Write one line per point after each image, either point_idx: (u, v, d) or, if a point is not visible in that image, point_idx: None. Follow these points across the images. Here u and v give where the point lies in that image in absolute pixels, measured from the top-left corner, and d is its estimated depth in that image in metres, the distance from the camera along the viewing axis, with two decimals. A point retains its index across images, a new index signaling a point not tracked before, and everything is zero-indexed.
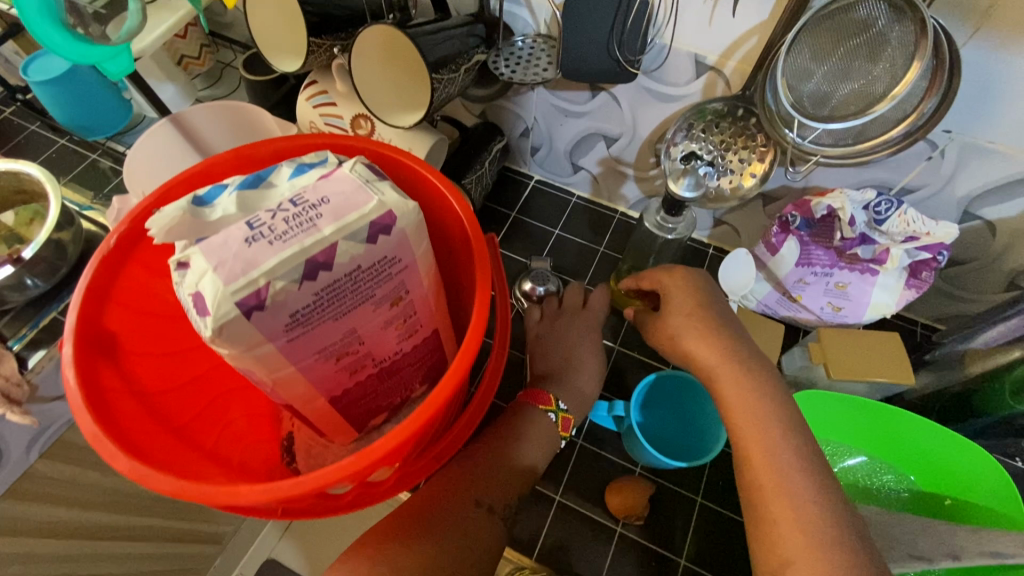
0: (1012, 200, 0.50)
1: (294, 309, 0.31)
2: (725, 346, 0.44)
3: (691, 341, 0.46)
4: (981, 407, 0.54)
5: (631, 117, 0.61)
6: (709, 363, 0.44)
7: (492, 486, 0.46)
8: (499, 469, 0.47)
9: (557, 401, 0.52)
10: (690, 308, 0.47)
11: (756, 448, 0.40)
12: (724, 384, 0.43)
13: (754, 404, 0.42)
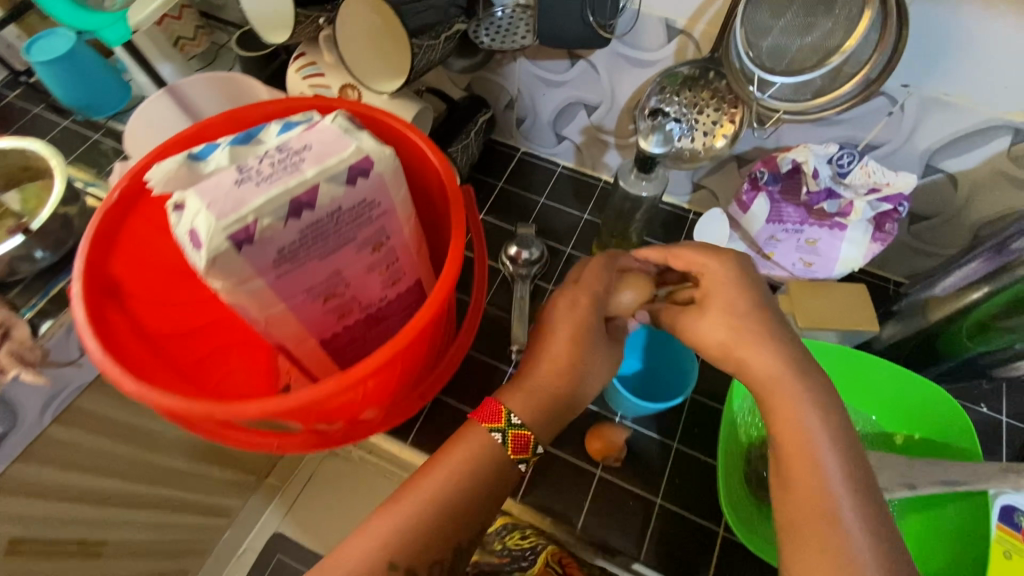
0: (971, 152, 0.52)
1: (281, 244, 0.34)
2: (774, 353, 0.42)
3: (741, 348, 0.43)
4: (944, 352, 0.56)
5: (609, 84, 0.64)
6: (766, 374, 0.42)
7: (416, 548, 0.41)
8: (430, 522, 0.42)
9: (506, 416, 0.45)
10: (736, 310, 0.44)
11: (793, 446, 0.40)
12: (772, 389, 0.42)
13: (798, 410, 0.41)
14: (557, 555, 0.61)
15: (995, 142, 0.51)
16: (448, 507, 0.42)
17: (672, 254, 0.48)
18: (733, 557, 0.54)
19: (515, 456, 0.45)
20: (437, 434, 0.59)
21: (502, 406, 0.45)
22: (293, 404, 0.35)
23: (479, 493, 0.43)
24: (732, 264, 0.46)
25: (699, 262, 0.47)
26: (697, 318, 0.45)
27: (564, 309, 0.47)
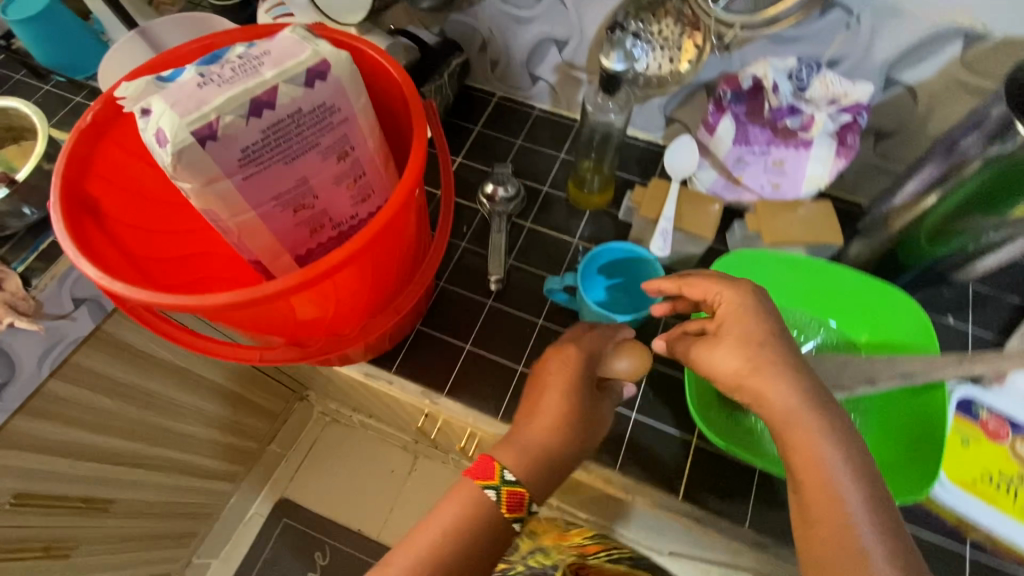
0: (926, 62, 0.53)
1: (245, 144, 0.35)
2: (798, 389, 0.40)
3: (755, 377, 0.41)
4: (906, 262, 0.60)
5: (576, 17, 0.64)
6: (785, 409, 0.39)
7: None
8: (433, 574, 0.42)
9: (501, 472, 0.46)
10: (753, 339, 0.42)
11: (818, 483, 0.37)
12: (790, 426, 0.39)
13: (820, 454, 0.38)
14: (574, 566, 0.66)
15: (949, 49, 0.51)
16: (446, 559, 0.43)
17: (687, 283, 0.47)
18: (707, 464, 0.56)
19: (509, 513, 0.46)
20: (420, 363, 0.61)
21: (498, 463, 0.47)
22: (264, 294, 0.38)
23: (479, 541, 0.44)
24: (747, 294, 0.44)
25: (712, 294, 0.46)
26: (709, 348, 0.43)
27: (564, 367, 0.52)
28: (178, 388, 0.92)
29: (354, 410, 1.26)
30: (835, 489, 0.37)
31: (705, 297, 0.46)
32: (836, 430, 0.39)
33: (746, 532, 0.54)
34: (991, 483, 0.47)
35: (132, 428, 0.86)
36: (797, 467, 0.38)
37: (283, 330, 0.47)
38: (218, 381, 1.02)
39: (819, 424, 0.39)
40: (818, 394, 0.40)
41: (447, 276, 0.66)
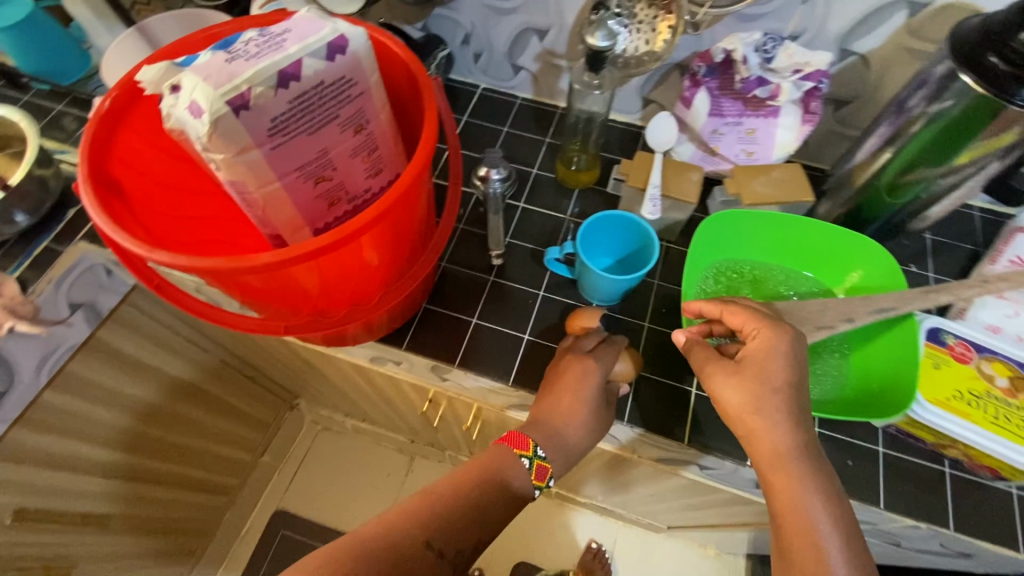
0: (876, 30, 0.59)
1: (274, 114, 0.37)
2: (794, 436, 0.44)
3: (756, 415, 0.45)
4: (870, 217, 0.66)
5: (556, 5, 0.69)
6: (773, 452, 0.44)
7: (450, 532, 0.47)
8: (461, 517, 0.48)
9: (534, 447, 0.54)
10: (768, 384, 0.45)
11: (798, 522, 0.43)
12: (777, 469, 0.44)
13: (801, 495, 0.43)
14: None
15: (894, 18, 0.58)
16: (475, 509, 0.49)
17: (728, 311, 0.50)
18: (706, 411, 0.60)
19: (534, 481, 0.54)
20: (430, 338, 0.64)
21: (532, 440, 0.54)
22: (296, 254, 0.41)
23: (502, 503, 0.51)
24: (781, 336, 0.46)
25: (749, 328, 0.48)
26: (724, 375, 0.47)
27: (583, 380, 0.55)
28: (181, 401, 0.90)
29: (348, 414, 1.26)
30: (813, 525, 0.43)
31: (742, 328, 0.48)
32: (816, 475, 0.44)
33: (747, 469, 0.59)
34: (963, 400, 0.52)
35: (137, 441, 0.84)
36: (779, 508, 0.44)
37: (308, 297, 0.50)
38: (215, 391, 0.98)
39: (803, 468, 0.44)
40: (808, 441, 0.45)
41: (448, 256, 0.69)
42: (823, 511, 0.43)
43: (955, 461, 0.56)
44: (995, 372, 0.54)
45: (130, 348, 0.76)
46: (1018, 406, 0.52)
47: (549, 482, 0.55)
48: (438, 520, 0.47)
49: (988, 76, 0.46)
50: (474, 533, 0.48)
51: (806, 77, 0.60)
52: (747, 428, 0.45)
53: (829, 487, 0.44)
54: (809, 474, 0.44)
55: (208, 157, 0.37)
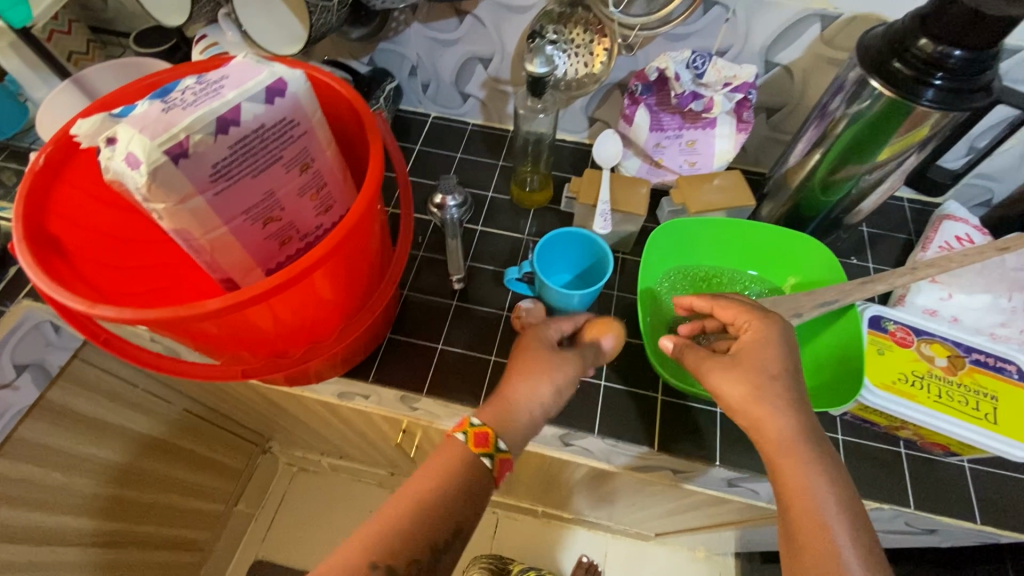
0: (795, 42, 0.63)
1: (215, 160, 0.38)
2: (797, 421, 0.45)
3: (758, 406, 0.46)
4: (809, 215, 0.69)
5: (497, 34, 0.71)
6: (780, 437, 0.45)
7: (396, 546, 0.41)
8: (418, 516, 0.43)
9: (469, 419, 0.48)
10: (766, 371, 0.47)
11: (806, 503, 0.43)
12: (783, 454, 0.45)
13: (806, 478, 0.44)
14: None
15: (810, 31, 0.62)
16: (432, 502, 0.44)
17: (719, 304, 0.53)
18: (673, 415, 0.61)
19: (480, 451, 0.47)
20: (395, 367, 0.63)
21: (468, 414, 0.49)
22: (251, 295, 0.41)
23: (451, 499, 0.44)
24: (774, 323, 0.50)
25: (740, 320, 0.51)
26: (725, 371, 0.48)
27: (534, 340, 0.54)
28: (144, 456, 0.87)
29: (324, 453, 1.23)
30: (818, 509, 0.42)
31: (733, 321, 0.52)
32: (821, 457, 0.44)
33: (718, 469, 0.60)
34: (908, 381, 0.55)
35: (98, 502, 0.81)
36: (787, 494, 0.44)
37: (268, 339, 0.49)
38: (179, 442, 0.95)
39: (810, 450, 0.44)
40: (811, 425, 0.46)
41: (409, 284, 0.69)
42: (828, 491, 0.43)
43: (909, 441, 0.59)
44: (934, 352, 0.56)
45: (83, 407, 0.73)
46: (957, 383, 0.55)
47: (500, 446, 0.47)
48: (386, 534, 0.42)
49: (894, 80, 0.50)
50: (424, 534, 0.43)
51: (737, 86, 0.63)
52: (751, 417, 0.46)
53: (834, 465, 0.44)
54: (807, 442, 0.45)
55: (150, 207, 0.37)
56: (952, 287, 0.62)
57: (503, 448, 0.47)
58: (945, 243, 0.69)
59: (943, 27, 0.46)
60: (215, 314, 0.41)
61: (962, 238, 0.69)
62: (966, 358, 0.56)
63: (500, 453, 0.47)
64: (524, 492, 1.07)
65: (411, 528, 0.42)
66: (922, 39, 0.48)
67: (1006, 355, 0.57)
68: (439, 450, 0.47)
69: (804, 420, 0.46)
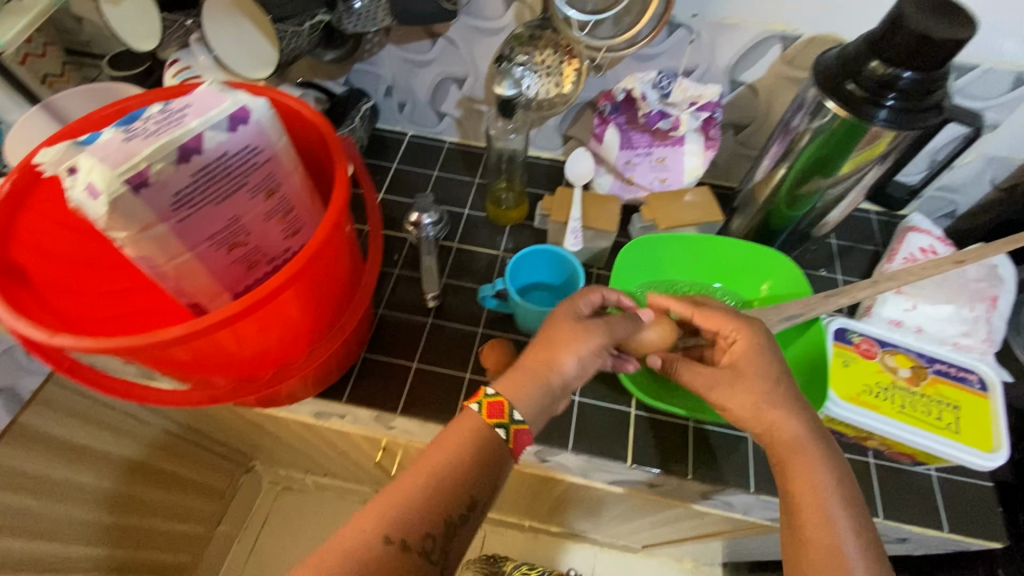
0: (759, 62, 0.65)
1: (176, 189, 0.38)
2: (805, 423, 0.47)
3: (771, 411, 0.48)
4: (777, 228, 0.71)
5: (470, 55, 0.72)
6: (793, 437, 0.47)
7: (411, 521, 0.41)
8: (435, 491, 0.42)
9: (484, 389, 0.47)
10: (769, 376, 0.49)
11: (815, 499, 0.45)
12: (797, 453, 0.47)
13: (814, 475, 0.46)
14: None
15: (772, 51, 0.63)
16: (448, 476, 0.43)
17: (702, 315, 0.54)
18: (647, 429, 0.62)
19: (491, 421, 0.45)
20: (370, 387, 0.63)
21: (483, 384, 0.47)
22: (213, 321, 0.41)
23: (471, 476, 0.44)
24: (753, 330, 0.51)
25: (725, 330, 0.52)
26: (724, 383, 0.49)
27: (566, 311, 0.51)
28: (121, 478, 0.86)
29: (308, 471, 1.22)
30: (824, 506, 0.45)
31: (719, 331, 0.53)
32: (829, 455, 0.47)
33: (692, 483, 0.60)
34: (872, 394, 0.56)
35: (73, 528, 0.79)
36: (795, 488, 0.46)
37: (236, 363, 0.49)
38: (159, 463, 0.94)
39: (820, 449, 0.46)
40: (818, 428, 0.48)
41: (384, 303, 0.69)
42: (834, 487, 0.45)
43: (878, 451, 0.60)
44: (897, 364, 0.58)
45: (56, 432, 0.73)
46: (920, 394, 0.56)
47: (513, 416, 0.45)
48: (401, 509, 0.41)
49: (848, 101, 0.51)
50: (440, 509, 0.42)
51: (701, 105, 0.65)
52: (765, 422, 0.48)
53: (841, 463, 0.47)
54: (817, 444, 0.47)
55: (110, 235, 0.37)
56: (915, 298, 0.63)
57: (519, 418, 0.46)
58: (909, 255, 0.70)
59: (890, 52, 0.47)
60: (177, 341, 0.41)
61: (926, 250, 0.71)
62: (929, 368, 0.58)
63: (515, 423, 0.45)
64: (509, 507, 1.06)
65: (432, 500, 0.42)
66: (872, 62, 0.49)
67: (967, 365, 0.58)
68: (454, 421, 0.46)
69: (812, 423, 0.48)
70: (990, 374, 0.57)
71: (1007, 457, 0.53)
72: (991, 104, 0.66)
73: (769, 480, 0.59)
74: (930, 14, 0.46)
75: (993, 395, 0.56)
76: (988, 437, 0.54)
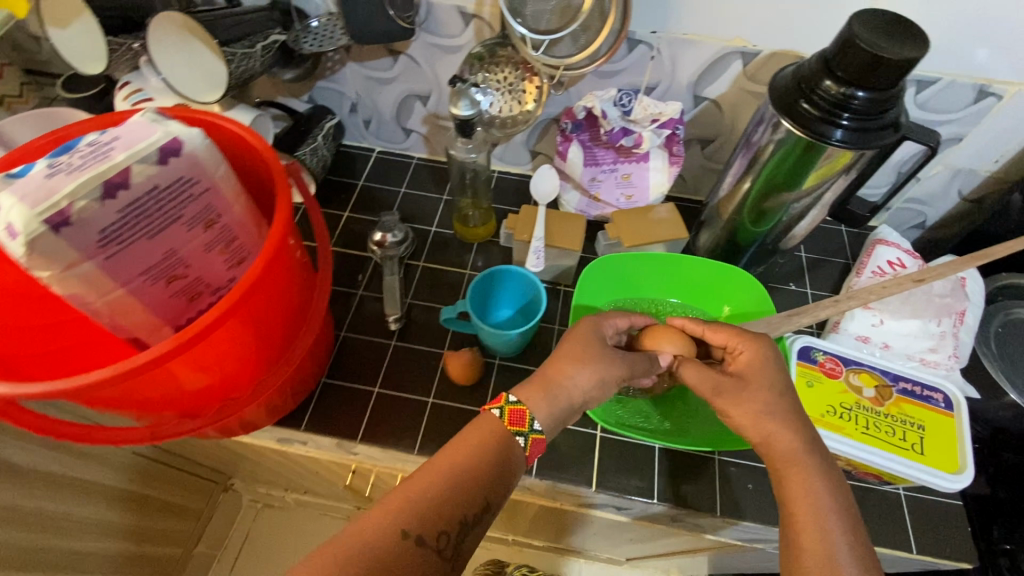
0: (720, 78, 0.64)
1: (102, 225, 0.37)
2: (805, 435, 0.47)
3: (769, 421, 0.47)
4: (745, 243, 0.70)
5: (431, 72, 0.71)
6: (789, 450, 0.46)
7: (429, 517, 0.41)
8: (452, 489, 0.43)
9: (506, 396, 0.48)
10: (775, 387, 0.48)
11: (812, 513, 0.44)
12: (792, 465, 0.46)
13: (813, 489, 0.45)
14: None
15: (733, 66, 0.63)
16: (466, 475, 0.44)
17: (710, 329, 0.54)
18: (614, 451, 0.61)
19: (512, 428, 0.47)
20: (331, 414, 0.62)
21: (505, 391, 0.49)
22: (137, 365, 0.39)
23: (485, 478, 0.45)
24: (760, 343, 0.51)
25: (733, 343, 0.52)
26: (736, 398, 0.48)
27: (592, 328, 0.53)
28: (91, 503, 0.83)
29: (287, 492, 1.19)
30: (822, 520, 0.43)
31: (726, 344, 0.53)
32: (826, 471, 0.45)
33: (659, 507, 0.59)
34: (836, 414, 0.55)
35: (48, 559, 0.76)
36: (793, 502, 0.45)
37: (170, 400, 0.47)
38: (135, 488, 0.91)
39: (817, 463, 0.45)
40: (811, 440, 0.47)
41: (347, 325, 0.68)
42: (833, 502, 0.44)
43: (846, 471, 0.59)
44: (862, 383, 0.57)
45: (31, 460, 0.70)
46: (884, 414, 0.55)
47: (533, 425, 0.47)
48: (417, 505, 0.42)
49: (803, 120, 0.51)
50: (456, 507, 0.43)
51: (663, 122, 0.64)
52: (763, 433, 0.47)
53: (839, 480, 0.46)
54: (813, 458, 0.46)
55: (33, 274, 0.36)
56: (883, 313, 0.62)
57: (537, 428, 0.48)
58: (877, 268, 0.69)
59: (844, 70, 0.47)
60: (97, 386, 0.39)
61: (894, 263, 0.69)
62: (894, 387, 0.57)
63: (533, 433, 0.47)
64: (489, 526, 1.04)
65: (450, 500, 0.43)
66: (826, 81, 0.49)
67: (934, 384, 0.57)
68: (471, 425, 0.47)
69: (811, 436, 0.47)
70: (955, 392, 0.57)
71: (972, 479, 0.53)
72: (953, 117, 0.63)
73: (737, 503, 0.58)
74: (880, 33, 0.45)
75: (958, 414, 0.56)
76: (953, 457, 0.53)
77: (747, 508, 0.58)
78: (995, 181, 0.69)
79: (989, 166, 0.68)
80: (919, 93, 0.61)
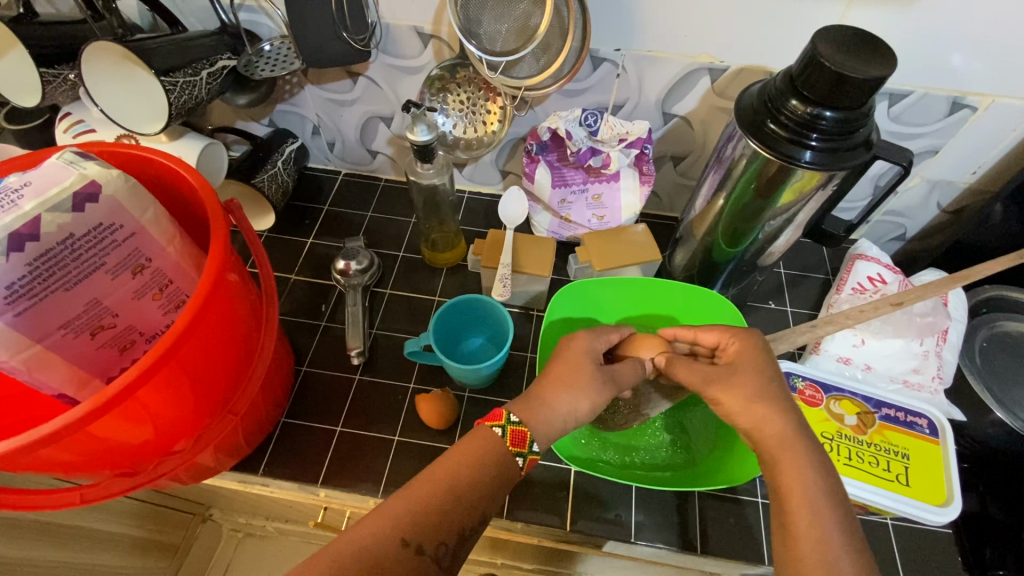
0: (688, 94, 0.62)
1: (10, 280, 0.35)
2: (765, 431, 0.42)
3: None
4: (721, 261, 0.68)
5: (392, 93, 0.68)
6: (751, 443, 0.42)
7: (433, 524, 0.39)
8: (459, 500, 0.40)
9: (507, 414, 0.44)
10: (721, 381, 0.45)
11: (788, 504, 0.39)
12: (772, 457, 0.41)
13: (798, 483, 0.40)
14: None
15: (701, 82, 0.60)
16: (468, 486, 0.41)
17: (700, 332, 0.51)
18: (589, 485, 0.58)
19: (512, 451, 0.43)
20: (290, 456, 0.58)
21: (507, 408, 0.45)
22: (43, 435, 0.35)
23: (482, 491, 0.41)
24: (747, 336, 0.48)
25: (719, 341, 0.50)
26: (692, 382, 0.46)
27: (574, 348, 0.49)
28: (74, 546, 0.76)
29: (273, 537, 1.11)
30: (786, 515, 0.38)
31: (717, 344, 0.50)
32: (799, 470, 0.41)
33: (638, 546, 0.56)
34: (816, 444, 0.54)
35: None
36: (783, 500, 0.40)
37: (96, 462, 0.43)
38: (113, 528, 0.82)
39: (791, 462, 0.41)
40: (773, 435, 0.42)
41: (308, 360, 0.65)
42: (812, 496, 0.39)
43: None
44: (843, 411, 0.56)
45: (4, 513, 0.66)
46: (867, 443, 0.54)
47: (535, 447, 0.44)
48: (420, 512, 0.39)
49: (769, 141, 0.49)
50: (458, 518, 0.40)
51: (629, 139, 0.63)
52: None
53: (810, 462, 0.41)
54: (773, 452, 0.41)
55: None
56: (864, 333, 0.61)
57: (537, 450, 0.44)
58: (858, 285, 0.67)
59: (809, 89, 0.45)
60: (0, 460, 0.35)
61: (875, 279, 0.67)
62: (876, 414, 0.56)
63: (532, 455, 0.44)
64: (480, 567, 1.00)
65: (455, 511, 0.40)
66: (792, 101, 0.47)
67: (917, 410, 0.56)
68: (469, 435, 0.44)
69: (761, 427, 0.43)
70: (939, 416, 0.55)
71: (959, 511, 0.51)
72: (926, 130, 0.61)
73: (718, 538, 0.55)
74: (845, 51, 0.43)
75: (943, 441, 0.54)
76: (939, 489, 0.51)
77: (730, 544, 0.55)
78: (976, 192, 0.67)
79: (967, 177, 0.66)
80: (892, 106, 0.59)
